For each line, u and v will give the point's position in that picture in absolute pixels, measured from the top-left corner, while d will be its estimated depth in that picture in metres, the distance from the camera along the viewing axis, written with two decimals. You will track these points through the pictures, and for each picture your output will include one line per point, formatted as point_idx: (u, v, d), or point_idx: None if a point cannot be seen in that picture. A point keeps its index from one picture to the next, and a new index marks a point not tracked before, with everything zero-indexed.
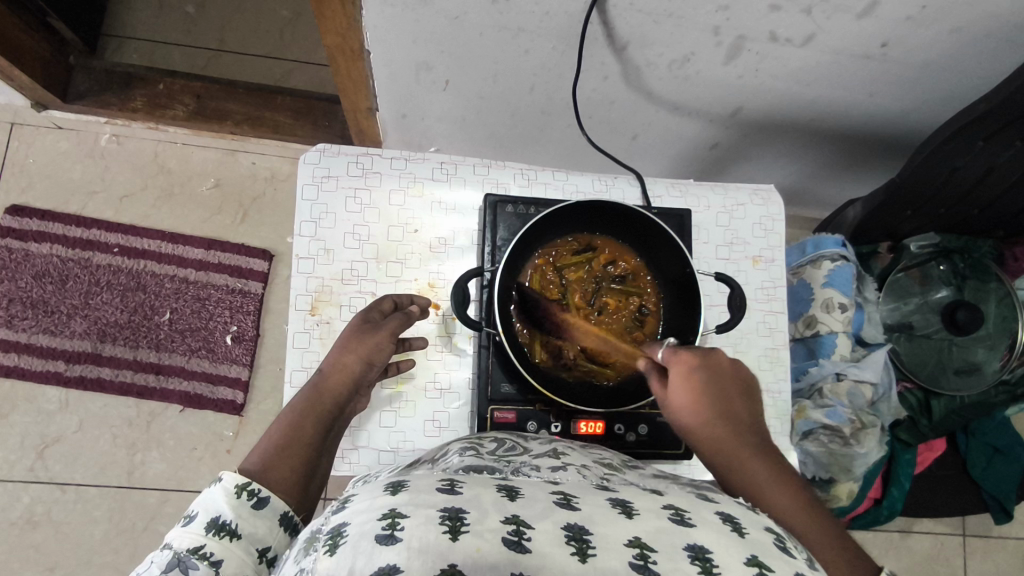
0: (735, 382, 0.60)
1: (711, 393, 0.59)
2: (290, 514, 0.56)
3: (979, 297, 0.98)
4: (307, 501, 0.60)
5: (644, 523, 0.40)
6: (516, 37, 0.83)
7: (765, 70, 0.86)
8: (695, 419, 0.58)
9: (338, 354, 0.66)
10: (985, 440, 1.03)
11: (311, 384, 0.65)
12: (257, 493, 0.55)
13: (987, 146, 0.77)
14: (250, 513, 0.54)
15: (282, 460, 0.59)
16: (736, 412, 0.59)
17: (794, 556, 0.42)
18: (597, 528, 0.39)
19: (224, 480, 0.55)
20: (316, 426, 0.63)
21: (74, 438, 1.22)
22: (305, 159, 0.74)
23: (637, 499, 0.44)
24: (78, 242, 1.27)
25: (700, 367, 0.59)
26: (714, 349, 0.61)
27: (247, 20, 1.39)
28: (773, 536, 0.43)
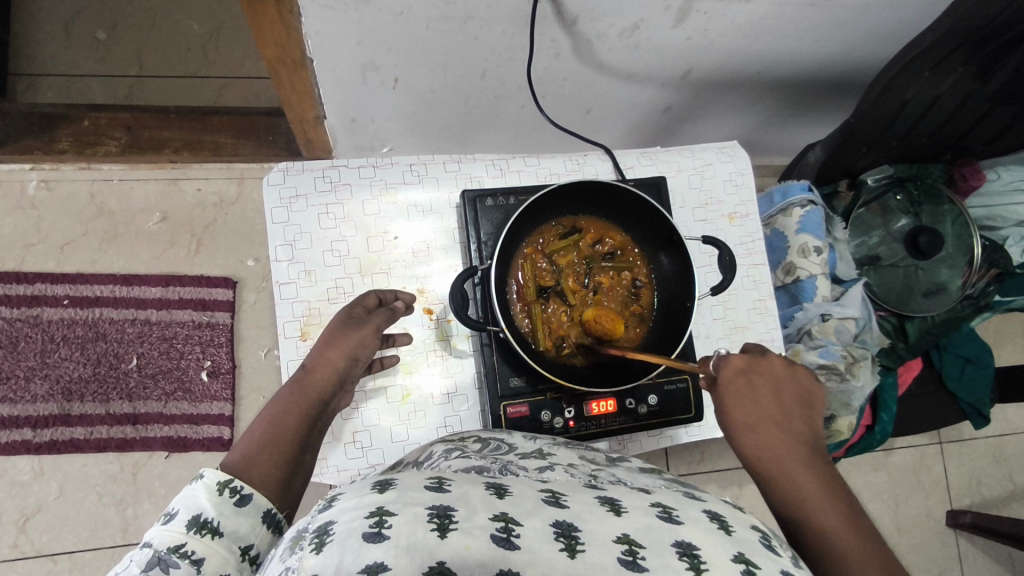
0: (786, 386, 0.62)
1: (760, 400, 0.60)
2: (273, 512, 0.55)
3: (936, 220, 1.02)
4: (291, 496, 0.58)
5: (633, 519, 0.43)
6: (464, 25, 0.81)
7: (713, 29, 0.86)
8: (742, 418, 0.60)
9: (323, 350, 0.64)
10: (956, 352, 1.10)
11: (294, 379, 0.63)
12: (239, 491, 0.54)
13: (932, 76, 0.80)
14: (232, 511, 0.52)
15: (265, 457, 0.57)
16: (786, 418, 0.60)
17: (778, 554, 0.45)
18: (585, 525, 0.41)
19: (205, 476, 0.54)
20: (299, 423, 0.61)
21: (57, 505, 1.16)
22: (270, 181, 0.71)
23: (625, 497, 0.46)
24: (22, 301, 1.19)
25: (750, 371, 0.61)
26: (767, 355, 0.62)
27: (164, 39, 1.31)
28: (759, 535, 0.46)
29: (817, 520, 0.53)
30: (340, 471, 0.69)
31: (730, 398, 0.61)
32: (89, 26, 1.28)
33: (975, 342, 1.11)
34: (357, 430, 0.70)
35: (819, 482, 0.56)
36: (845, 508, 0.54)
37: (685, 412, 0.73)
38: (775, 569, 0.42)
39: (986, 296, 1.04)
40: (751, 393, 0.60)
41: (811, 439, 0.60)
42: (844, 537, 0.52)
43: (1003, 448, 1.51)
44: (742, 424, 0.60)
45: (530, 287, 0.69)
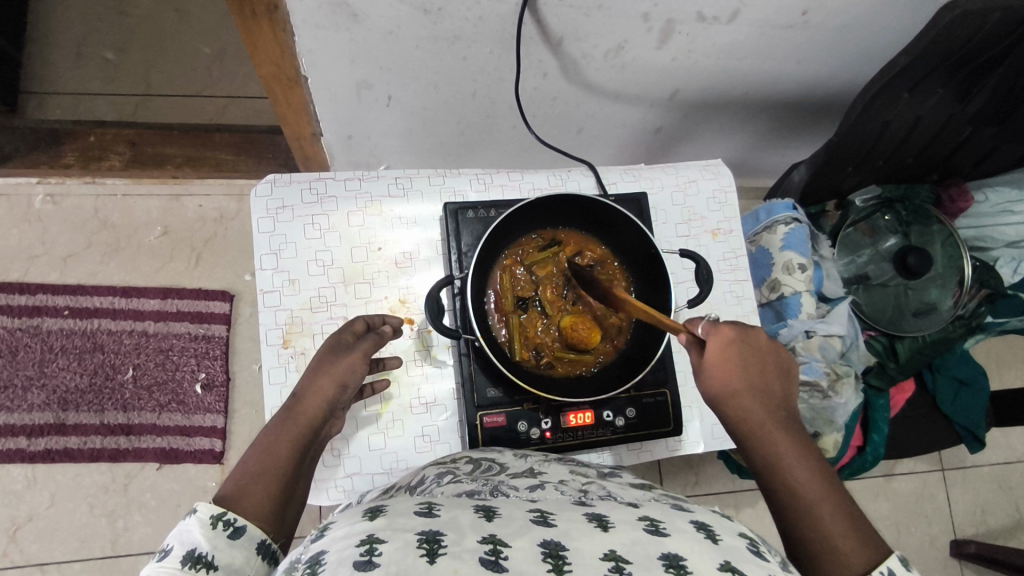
0: (769, 355, 0.60)
1: (745, 368, 0.59)
2: (268, 542, 0.55)
3: (925, 240, 1.03)
4: (285, 525, 0.58)
5: (619, 534, 0.42)
6: (453, 45, 0.84)
7: (696, 50, 0.88)
8: (723, 388, 0.58)
9: (312, 378, 0.64)
10: (950, 374, 1.09)
11: (284, 408, 0.63)
12: (233, 523, 0.53)
13: (913, 96, 0.81)
14: (227, 543, 0.52)
15: (259, 487, 0.57)
16: (767, 387, 0.59)
17: (768, 560, 0.44)
18: (571, 544, 0.40)
19: (198, 510, 0.53)
20: (291, 452, 0.60)
21: (48, 515, 1.17)
22: (257, 193, 0.73)
23: (613, 512, 0.46)
24: (24, 310, 1.22)
25: (737, 342, 0.58)
26: (754, 327, 0.60)
27: (172, 61, 1.35)
28: (746, 541, 0.45)
29: (797, 487, 0.53)
30: (316, 481, 0.69)
31: (713, 371, 0.58)
32: (100, 47, 1.33)
33: (970, 364, 1.10)
34: (333, 440, 0.70)
35: (801, 449, 0.56)
36: (825, 476, 0.54)
37: (664, 425, 0.72)
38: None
39: (977, 317, 1.03)
40: (738, 363, 0.58)
41: (789, 406, 0.60)
42: (823, 506, 0.52)
43: (1007, 475, 1.48)
44: (725, 392, 0.58)
45: (507, 297, 0.70)
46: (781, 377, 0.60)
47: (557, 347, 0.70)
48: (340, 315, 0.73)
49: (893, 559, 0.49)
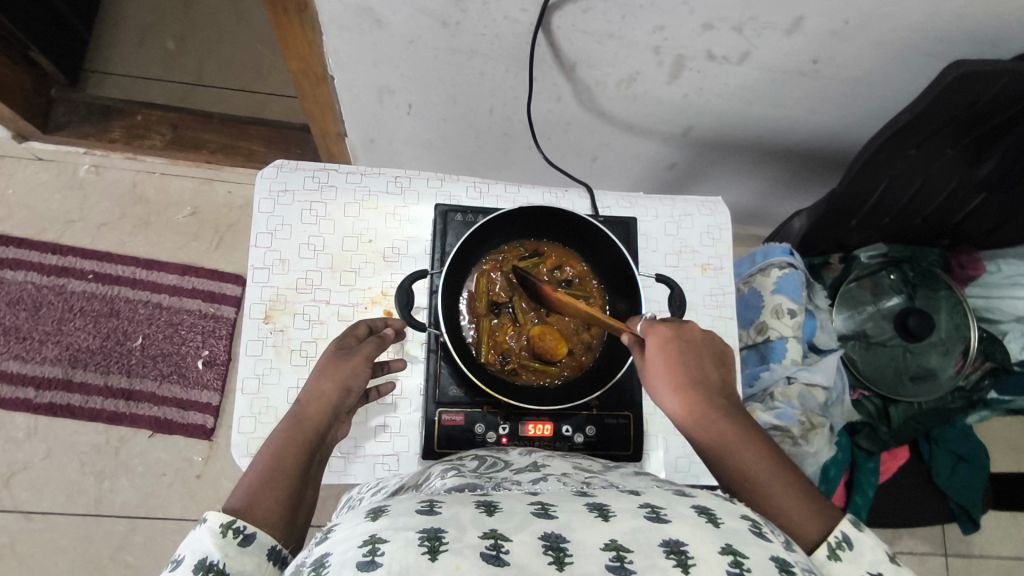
0: (707, 351, 0.61)
1: (686, 365, 0.59)
2: (278, 548, 0.54)
3: (931, 305, 1.00)
4: (296, 531, 0.57)
5: (619, 523, 0.41)
6: (470, 60, 0.87)
7: (708, 88, 0.90)
8: (668, 387, 0.59)
9: (315, 382, 0.63)
10: (949, 447, 1.04)
11: (289, 414, 0.62)
12: (242, 530, 0.52)
13: (919, 154, 0.80)
14: (237, 551, 0.51)
15: (268, 494, 0.55)
16: (707, 380, 0.59)
17: (770, 541, 0.42)
18: (573, 535, 0.40)
19: (208, 519, 0.52)
20: (298, 457, 0.59)
21: (41, 465, 1.21)
22: (263, 174, 0.77)
23: (614, 500, 0.45)
24: (53, 270, 1.29)
25: (674, 339, 0.60)
26: (686, 321, 0.62)
27: (226, 56, 1.44)
28: (749, 523, 0.43)
29: (759, 481, 0.54)
30: None
31: (657, 369, 0.59)
32: (162, 37, 1.43)
33: (972, 440, 1.06)
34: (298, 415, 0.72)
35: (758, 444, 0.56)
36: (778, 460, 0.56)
37: (623, 449, 0.72)
38: (765, 560, 0.40)
39: (979, 389, 1.01)
40: (677, 360, 0.59)
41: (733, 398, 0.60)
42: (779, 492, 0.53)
43: None
44: (673, 393, 0.58)
45: (481, 300, 0.72)
46: (719, 367, 0.61)
47: (524, 354, 0.71)
48: (323, 299, 0.76)
49: (848, 525, 0.53)
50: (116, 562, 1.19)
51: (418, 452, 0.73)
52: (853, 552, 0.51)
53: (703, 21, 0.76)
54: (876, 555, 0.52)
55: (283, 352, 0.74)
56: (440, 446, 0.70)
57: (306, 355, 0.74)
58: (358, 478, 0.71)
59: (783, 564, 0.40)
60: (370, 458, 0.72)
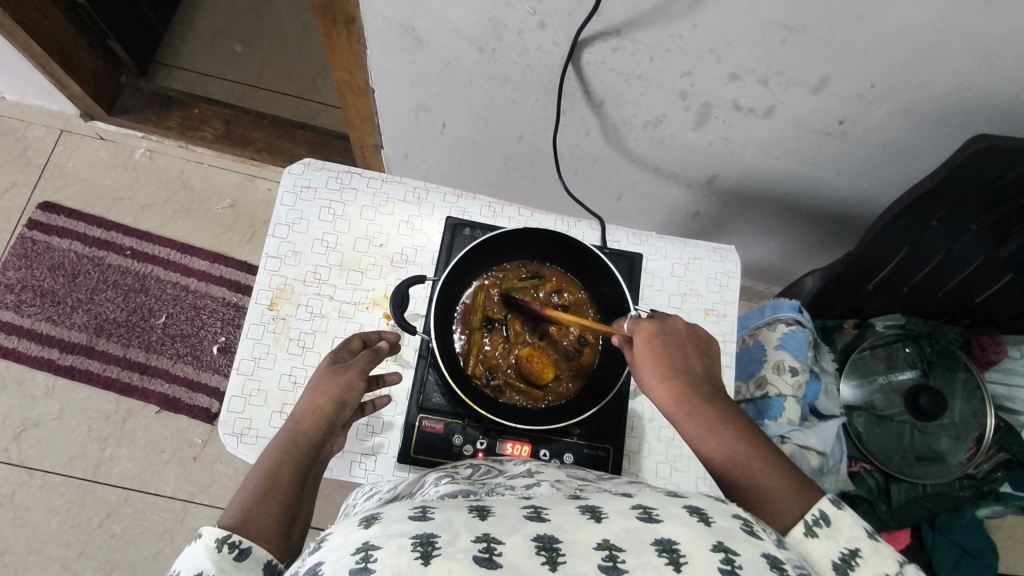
0: (692, 343, 0.61)
1: (669, 356, 0.59)
2: (273, 562, 0.55)
3: (946, 386, 0.97)
4: (291, 545, 0.58)
5: (612, 524, 0.42)
6: (503, 86, 0.91)
7: (733, 138, 0.91)
8: (654, 378, 0.59)
9: (309, 398, 0.64)
10: (953, 538, 1.00)
11: (284, 430, 0.63)
12: (238, 545, 0.54)
13: (941, 226, 0.79)
14: (232, 565, 0.53)
15: (263, 510, 0.57)
16: (691, 369, 0.59)
17: (762, 539, 0.43)
18: (564, 536, 0.40)
19: (204, 536, 0.54)
20: (292, 472, 0.60)
21: (52, 425, 1.26)
22: (290, 170, 0.81)
23: (607, 503, 0.45)
24: (95, 242, 1.37)
25: (658, 332, 0.60)
26: (670, 315, 0.62)
27: (286, 63, 1.52)
28: (741, 522, 0.44)
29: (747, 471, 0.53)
30: (257, 440, 0.72)
31: (642, 363, 0.60)
32: (230, 40, 1.53)
33: (980, 535, 1.02)
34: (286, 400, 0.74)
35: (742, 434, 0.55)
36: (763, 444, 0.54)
37: None
38: (757, 558, 0.40)
39: (989, 480, 0.97)
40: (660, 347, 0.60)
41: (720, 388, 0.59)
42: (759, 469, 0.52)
43: None
44: (658, 382, 0.58)
45: (476, 312, 0.73)
46: (703, 357, 0.60)
47: (510, 374, 0.72)
48: (327, 294, 0.78)
49: (825, 504, 0.49)
50: (103, 530, 1.22)
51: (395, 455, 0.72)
52: (830, 529, 0.48)
53: (730, 71, 0.77)
54: (854, 530, 0.48)
55: (281, 339, 0.76)
56: (416, 453, 0.71)
57: (303, 345, 0.76)
58: (334, 472, 0.71)
59: (775, 562, 0.41)
60: (347, 454, 0.72)
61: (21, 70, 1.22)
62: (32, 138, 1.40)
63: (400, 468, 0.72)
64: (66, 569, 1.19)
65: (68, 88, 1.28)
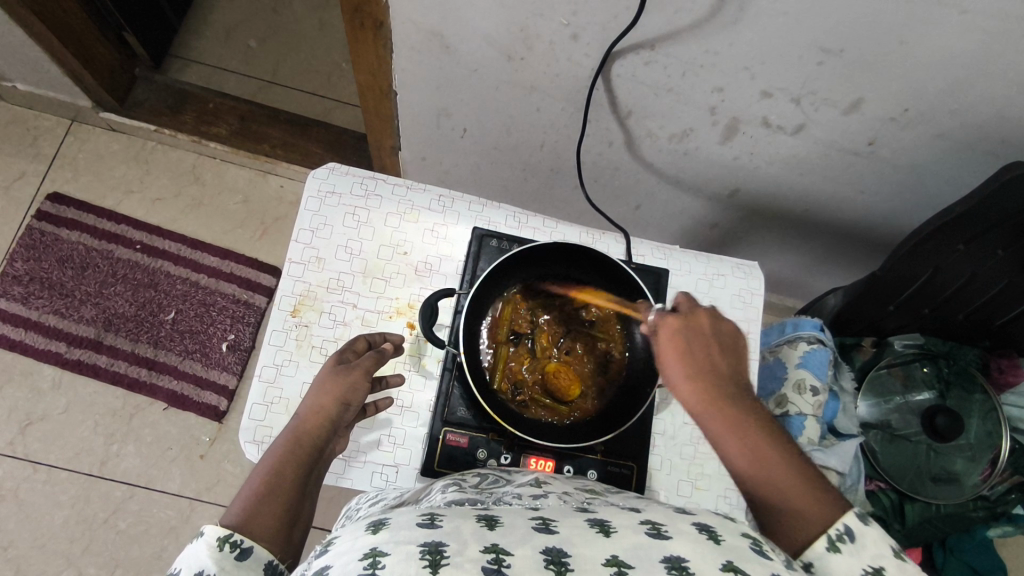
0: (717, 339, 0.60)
1: (696, 353, 0.58)
2: (274, 563, 0.55)
3: (963, 407, 0.96)
4: (292, 546, 0.58)
5: (621, 539, 0.41)
6: (529, 95, 0.90)
7: (759, 154, 0.90)
8: (681, 376, 0.58)
9: (313, 396, 0.64)
10: (963, 558, 1.01)
11: (287, 429, 0.63)
12: (240, 544, 0.54)
13: (968, 250, 0.79)
14: (233, 565, 0.53)
15: (265, 509, 0.57)
16: (716, 369, 0.58)
17: (770, 559, 0.42)
18: (574, 550, 0.40)
19: (206, 534, 0.54)
20: (297, 471, 0.60)
21: (58, 419, 1.25)
22: (315, 174, 0.81)
23: (615, 518, 0.45)
24: (105, 235, 1.35)
25: (684, 330, 0.60)
26: (698, 310, 0.61)
27: (302, 60, 1.51)
28: (750, 541, 0.43)
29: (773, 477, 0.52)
30: None
31: (670, 360, 0.59)
32: (246, 35, 1.51)
33: (990, 555, 1.01)
34: None
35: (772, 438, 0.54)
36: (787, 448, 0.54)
37: None
38: None
39: (1002, 502, 0.98)
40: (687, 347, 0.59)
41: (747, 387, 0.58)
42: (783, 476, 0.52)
43: None
44: (683, 382, 0.57)
45: (503, 327, 0.72)
46: (729, 355, 0.59)
47: (535, 390, 0.72)
48: (351, 302, 0.78)
49: (852, 518, 0.51)
50: (108, 526, 1.21)
51: (417, 466, 0.72)
52: (854, 545, 0.50)
53: (762, 89, 0.77)
54: (879, 549, 0.49)
55: (303, 347, 0.75)
56: (439, 466, 0.70)
57: (325, 353, 0.75)
58: (354, 483, 0.71)
59: None
60: (369, 463, 0.72)
61: (35, 61, 1.21)
62: (44, 128, 1.39)
63: (421, 480, 0.72)
64: (70, 566, 1.18)
65: (80, 79, 1.27)
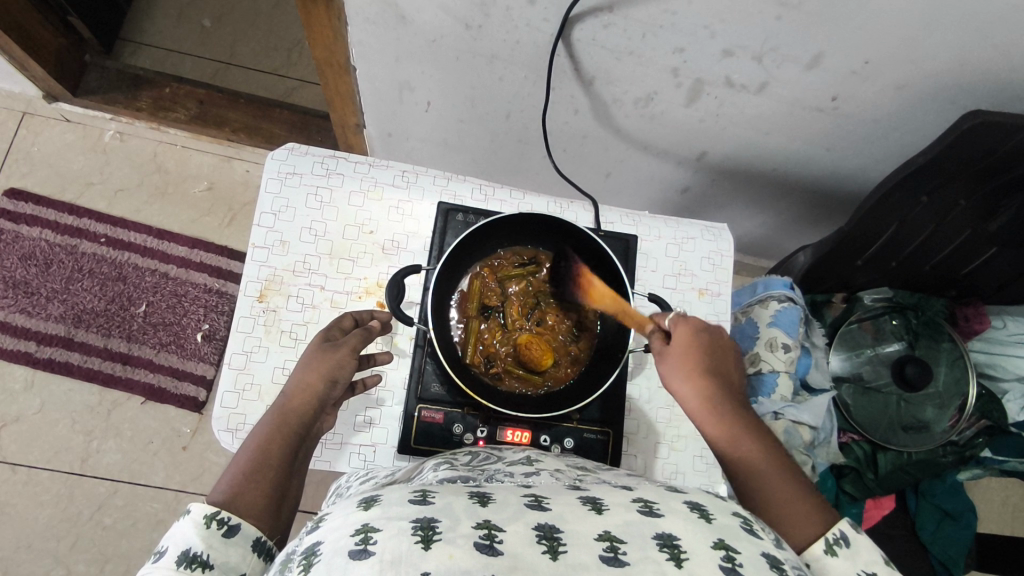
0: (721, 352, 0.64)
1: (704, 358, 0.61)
2: (263, 539, 0.55)
3: (932, 356, 0.99)
4: (281, 521, 0.58)
5: (613, 516, 0.42)
6: (490, 64, 0.88)
7: (725, 115, 0.90)
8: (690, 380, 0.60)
9: (300, 374, 0.64)
10: (935, 502, 1.03)
11: (274, 407, 0.63)
12: (227, 522, 0.53)
13: (932, 200, 0.80)
14: (221, 542, 0.52)
15: (252, 485, 0.56)
16: (721, 378, 0.61)
17: (760, 538, 0.43)
18: (566, 526, 0.40)
19: (193, 511, 0.53)
20: (284, 448, 0.60)
21: (33, 419, 1.23)
22: (273, 155, 0.78)
23: (607, 495, 0.46)
24: (67, 229, 1.32)
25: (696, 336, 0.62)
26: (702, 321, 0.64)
27: (259, 37, 1.46)
28: (741, 520, 0.44)
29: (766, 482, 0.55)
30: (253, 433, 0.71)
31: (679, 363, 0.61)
32: (199, 14, 1.46)
33: (961, 497, 1.04)
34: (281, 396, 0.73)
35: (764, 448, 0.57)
36: (771, 452, 0.58)
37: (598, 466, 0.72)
38: (757, 556, 0.40)
39: (972, 446, 1.00)
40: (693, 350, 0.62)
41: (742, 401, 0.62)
42: (770, 474, 0.56)
43: None
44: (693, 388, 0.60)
45: (473, 301, 0.72)
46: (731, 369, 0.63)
47: (508, 363, 0.71)
48: (318, 284, 0.77)
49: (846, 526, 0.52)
50: (94, 523, 1.20)
51: (395, 444, 0.73)
52: (850, 550, 0.50)
53: (723, 47, 0.76)
54: (870, 557, 0.50)
55: (272, 332, 0.74)
56: (416, 443, 0.70)
57: (295, 337, 0.74)
58: (333, 464, 0.71)
59: (775, 561, 0.41)
60: (345, 445, 0.71)
61: None
62: None
63: (400, 458, 0.72)
64: (57, 564, 1.18)
65: (27, 68, 1.22)
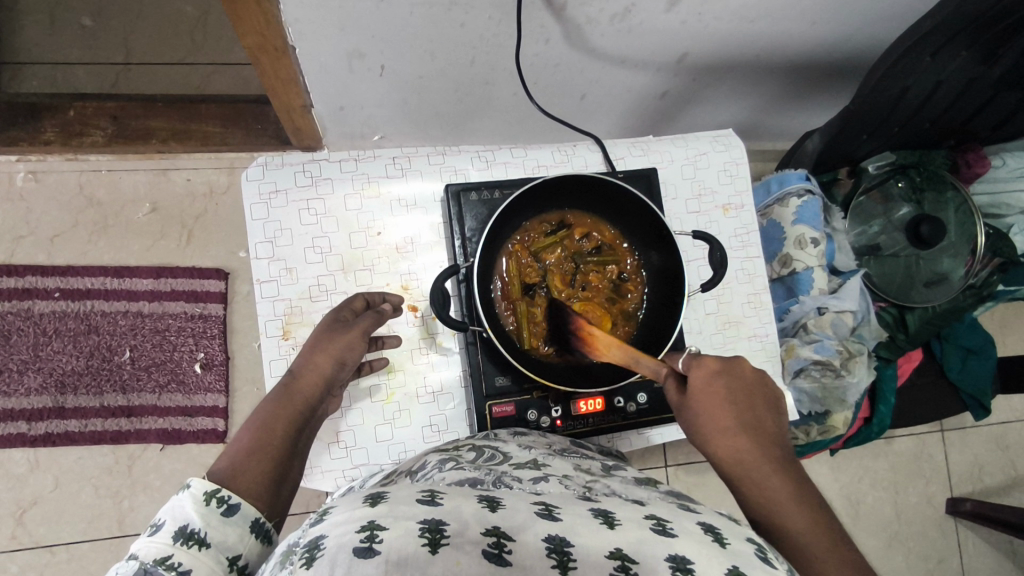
0: (758, 390, 0.59)
1: (726, 399, 0.58)
2: (262, 521, 0.52)
3: (938, 208, 1.00)
4: (281, 501, 0.56)
5: (627, 532, 0.40)
6: (449, 11, 0.78)
7: (708, 12, 0.83)
8: (710, 420, 0.57)
9: (308, 355, 0.62)
10: (957, 342, 1.09)
11: (278, 387, 0.62)
12: (226, 500, 0.51)
13: (936, 59, 0.76)
14: (220, 521, 0.50)
15: (254, 465, 0.55)
16: (759, 424, 0.57)
17: (774, 566, 0.42)
18: (577, 540, 0.38)
19: (191, 487, 0.51)
20: (287, 428, 0.59)
21: (52, 498, 1.16)
22: (248, 176, 0.69)
23: (619, 509, 0.44)
24: (14, 293, 1.18)
25: (720, 375, 0.59)
26: (737, 358, 0.60)
27: (153, 25, 1.29)
28: (754, 546, 0.43)
29: (789, 525, 0.51)
30: (325, 474, 0.69)
31: (698, 403, 0.58)
32: (76, 13, 1.27)
33: (980, 332, 1.10)
34: (340, 432, 0.70)
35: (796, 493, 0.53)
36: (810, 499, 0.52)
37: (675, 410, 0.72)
38: None
39: (988, 286, 1.04)
40: (726, 394, 0.58)
41: (783, 445, 0.57)
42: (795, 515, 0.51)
43: (1005, 436, 1.44)
44: (715, 430, 0.57)
45: (515, 284, 0.68)
46: (770, 411, 0.59)
47: None
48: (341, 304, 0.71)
49: None
50: None
51: None
52: None
53: None
54: None
55: None
56: None
57: None
58: None
59: None
60: None
61: None
62: None
63: None
64: None
65: None
